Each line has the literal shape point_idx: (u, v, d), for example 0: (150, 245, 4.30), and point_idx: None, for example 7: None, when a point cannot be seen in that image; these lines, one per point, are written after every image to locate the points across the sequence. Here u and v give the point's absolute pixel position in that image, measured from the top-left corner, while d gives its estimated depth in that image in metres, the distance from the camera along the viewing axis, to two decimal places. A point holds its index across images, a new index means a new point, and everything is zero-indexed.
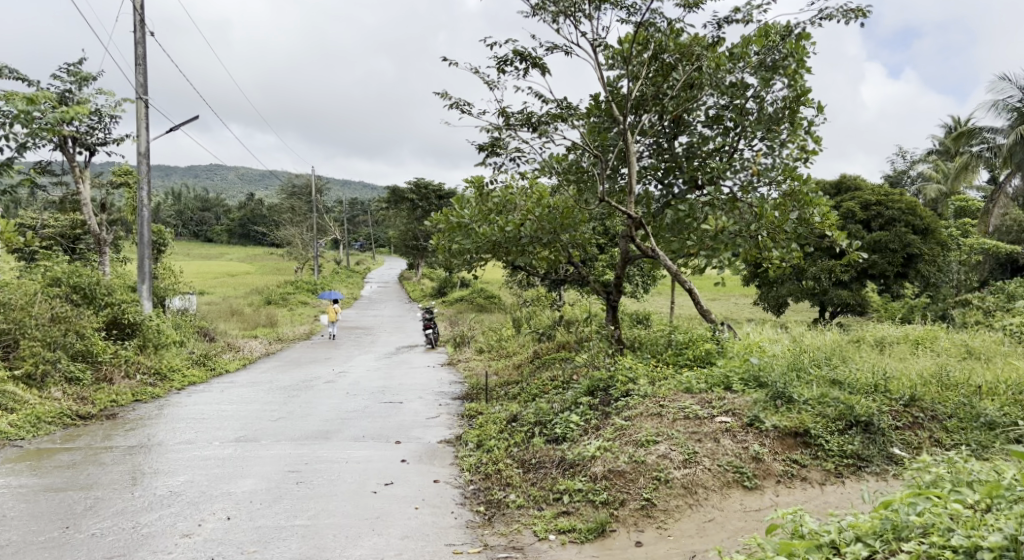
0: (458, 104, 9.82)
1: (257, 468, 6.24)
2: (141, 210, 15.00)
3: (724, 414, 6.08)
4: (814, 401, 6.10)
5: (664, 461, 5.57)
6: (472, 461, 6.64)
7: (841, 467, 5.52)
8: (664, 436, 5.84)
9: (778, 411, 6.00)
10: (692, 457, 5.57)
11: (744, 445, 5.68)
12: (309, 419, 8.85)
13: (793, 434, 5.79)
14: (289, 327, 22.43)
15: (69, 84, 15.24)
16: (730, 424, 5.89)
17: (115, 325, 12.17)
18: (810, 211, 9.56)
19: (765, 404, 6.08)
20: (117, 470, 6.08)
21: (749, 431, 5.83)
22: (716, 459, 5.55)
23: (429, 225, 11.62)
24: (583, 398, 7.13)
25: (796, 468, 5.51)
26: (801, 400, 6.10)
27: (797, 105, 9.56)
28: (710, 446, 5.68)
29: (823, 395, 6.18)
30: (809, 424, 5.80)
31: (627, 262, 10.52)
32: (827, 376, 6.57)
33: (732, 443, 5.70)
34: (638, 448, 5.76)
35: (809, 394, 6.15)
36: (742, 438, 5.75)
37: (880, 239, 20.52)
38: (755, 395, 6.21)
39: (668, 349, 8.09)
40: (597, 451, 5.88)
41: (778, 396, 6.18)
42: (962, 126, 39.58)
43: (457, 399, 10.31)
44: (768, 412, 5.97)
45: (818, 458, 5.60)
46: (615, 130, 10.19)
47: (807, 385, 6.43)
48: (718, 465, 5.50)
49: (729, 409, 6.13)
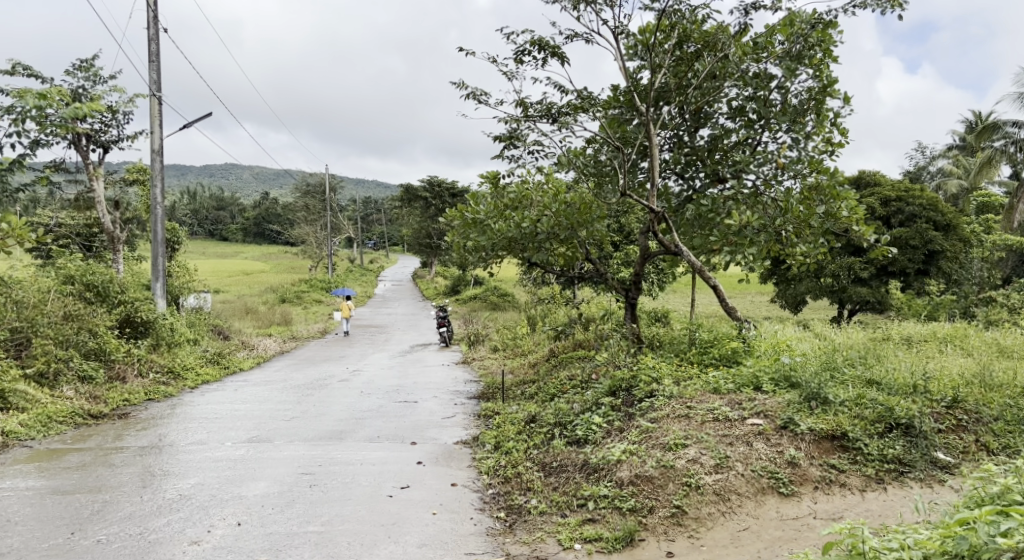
0: (475, 94, 9.59)
1: (270, 470, 6.07)
2: (156, 208, 14.89)
3: (755, 416, 5.83)
4: (851, 402, 5.84)
5: (694, 466, 5.33)
6: (491, 463, 6.43)
7: (882, 472, 5.26)
8: (693, 439, 5.60)
9: (812, 412, 5.74)
10: (724, 462, 5.33)
11: (778, 449, 5.43)
12: (323, 418, 8.67)
13: (830, 438, 5.53)
14: (302, 325, 22.29)
15: (82, 81, 15.18)
16: (762, 427, 5.64)
17: (129, 324, 12.06)
18: (837, 206, 9.27)
19: (798, 406, 5.83)
20: (127, 471, 5.93)
21: (783, 435, 5.58)
22: (750, 465, 5.31)
23: (444, 221, 11.41)
24: (605, 399, 6.90)
25: (834, 473, 5.26)
26: (837, 401, 5.84)
27: (824, 96, 9.30)
28: (743, 451, 5.43)
29: (860, 396, 5.91)
30: (846, 426, 5.54)
31: (647, 258, 10.26)
32: (862, 376, 6.30)
33: (766, 447, 5.46)
34: (666, 452, 5.52)
35: (846, 395, 5.89)
36: (776, 442, 5.51)
37: (900, 235, 20.17)
38: (788, 397, 5.96)
39: (691, 348, 7.84)
40: (622, 455, 5.65)
41: (812, 397, 5.91)
42: (983, 120, 38.91)
43: (472, 399, 10.11)
44: (803, 415, 5.71)
45: (857, 463, 5.35)
46: (635, 122, 9.94)
47: (842, 385, 6.16)
48: (752, 471, 5.26)
49: (760, 411, 5.88)
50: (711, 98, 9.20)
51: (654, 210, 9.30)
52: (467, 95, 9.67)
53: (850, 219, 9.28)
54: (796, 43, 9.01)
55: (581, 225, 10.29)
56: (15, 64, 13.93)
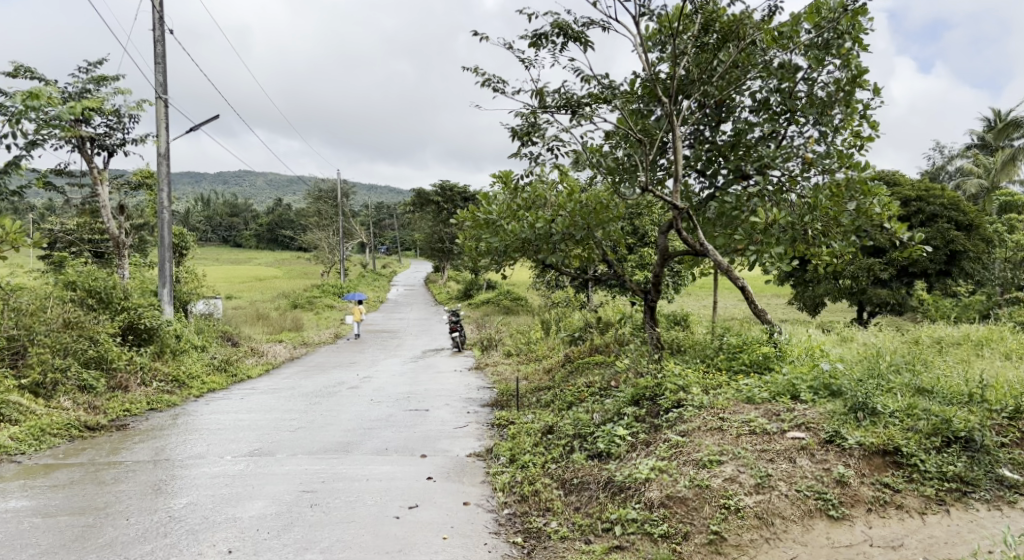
0: (493, 80, 9.01)
1: (269, 488, 5.67)
2: (162, 212, 14.58)
3: (796, 429, 5.38)
4: (902, 413, 5.37)
5: (732, 485, 4.89)
6: (505, 479, 6.01)
7: (943, 492, 4.78)
8: (729, 454, 5.15)
9: (859, 425, 5.28)
10: (765, 482, 4.88)
11: (825, 466, 4.98)
12: (331, 429, 8.28)
13: (881, 453, 5.06)
14: (314, 331, 21.97)
15: (88, 83, 14.91)
16: (806, 441, 5.18)
17: (132, 331, 11.72)
18: (869, 202, 8.78)
19: (843, 417, 5.36)
20: (117, 490, 5.56)
21: (829, 450, 5.13)
22: (794, 484, 4.86)
23: (456, 222, 11.01)
24: (628, 409, 6.47)
25: (889, 494, 4.79)
26: (887, 413, 5.37)
27: (853, 87, 8.83)
28: (786, 469, 4.98)
29: (912, 406, 5.44)
30: (900, 440, 5.06)
31: (667, 259, 9.78)
32: (911, 384, 5.82)
33: (812, 464, 5.01)
34: (700, 469, 5.08)
35: (896, 405, 5.42)
36: (822, 458, 5.05)
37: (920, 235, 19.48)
38: (831, 407, 5.51)
39: (718, 353, 7.39)
40: (651, 473, 5.20)
41: (858, 408, 5.45)
42: (1002, 119, 38.11)
43: (485, 407, 9.70)
44: (850, 427, 5.25)
45: (914, 482, 4.87)
46: (655, 115, 9.49)
47: (890, 394, 5.69)
48: (797, 492, 4.80)
49: (801, 423, 5.42)
50: (736, 89, 8.73)
51: (677, 208, 8.81)
52: (482, 82, 9.15)
53: (882, 215, 8.79)
54: (825, 31, 8.52)
55: (597, 225, 9.89)
56: (19, 66, 13.66)
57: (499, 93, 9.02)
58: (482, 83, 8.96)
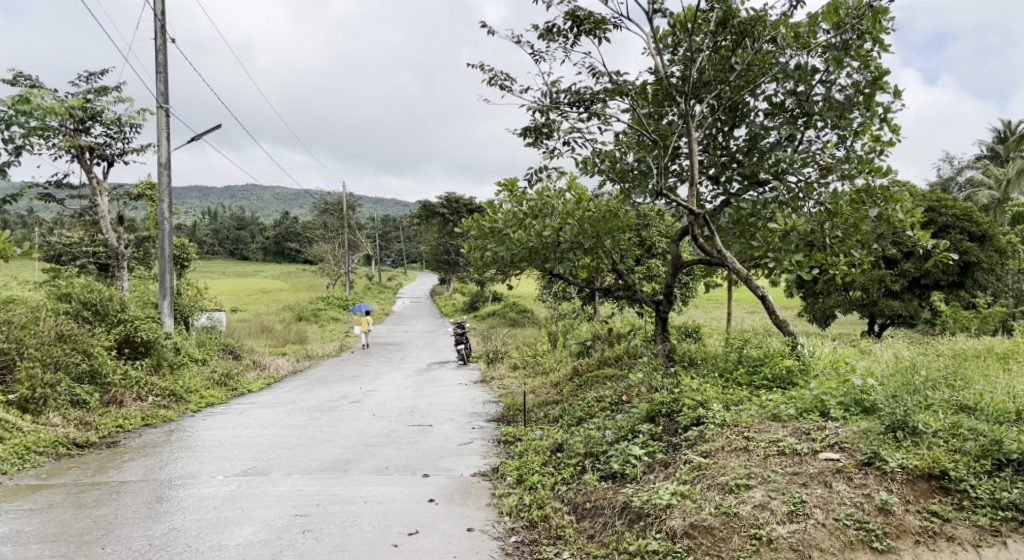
0: (499, 79, 8.79)
1: (261, 512, 5.33)
2: (163, 223, 14.26)
3: (828, 450, 5.02)
4: (946, 433, 4.98)
5: (762, 514, 4.51)
6: (513, 503, 5.65)
7: (998, 522, 4.38)
8: (758, 479, 4.79)
9: (899, 445, 4.89)
10: (799, 509, 4.50)
11: (865, 492, 4.59)
12: (330, 445, 7.94)
13: (926, 478, 4.68)
14: (319, 343, 21.67)
15: (89, 93, 14.68)
16: (842, 464, 4.81)
17: (127, 343, 11.38)
18: (891, 208, 8.43)
19: (881, 437, 4.98)
20: (94, 515, 5.23)
21: (868, 473, 4.74)
22: (831, 512, 4.47)
23: (460, 231, 10.71)
24: (643, 426, 6.13)
25: (938, 524, 4.40)
26: (930, 432, 4.97)
27: (874, 90, 8.52)
28: (821, 494, 4.60)
29: (956, 425, 5.05)
30: (946, 463, 4.67)
31: (679, 269, 9.38)
32: (952, 401, 5.43)
33: (850, 489, 4.63)
34: (726, 495, 4.70)
35: (939, 424, 5.03)
36: (860, 482, 4.67)
37: None
38: (867, 425, 5.13)
39: (738, 366, 7.03)
40: (672, 499, 4.82)
41: (897, 427, 5.06)
42: (1013, 130, 37.56)
43: (491, 422, 9.35)
44: (890, 448, 4.86)
45: (965, 510, 4.47)
46: (669, 118, 9.17)
47: (931, 411, 5.30)
48: (836, 521, 4.42)
49: (834, 443, 5.07)
50: (752, 89, 8.42)
51: (692, 213, 8.43)
52: (489, 81, 8.89)
53: (906, 222, 8.44)
54: (844, 31, 8.21)
55: (606, 233, 9.55)
56: (17, 74, 13.45)
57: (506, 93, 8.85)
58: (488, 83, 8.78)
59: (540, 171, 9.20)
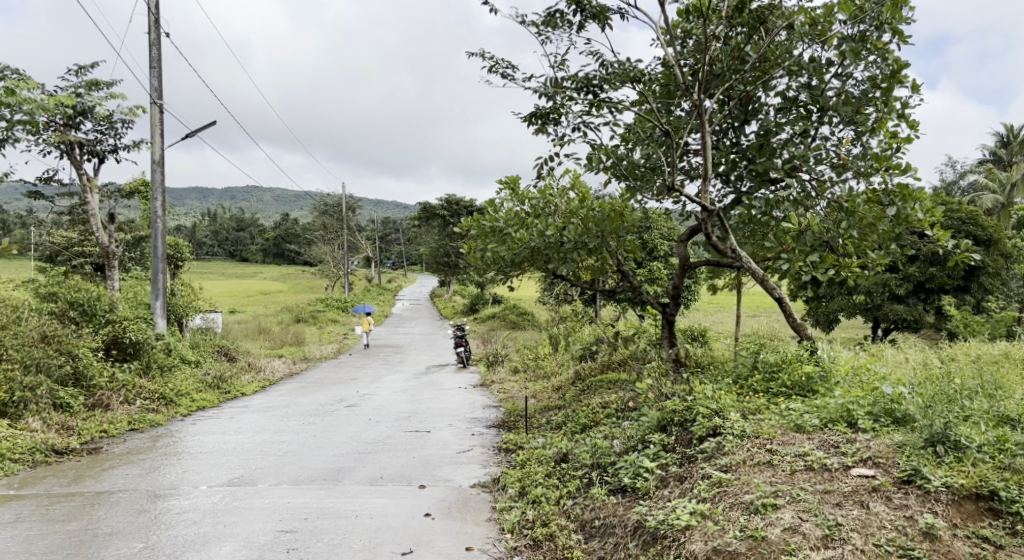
0: (501, 65, 8.38)
1: (245, 527, 4.99)
2: (156, 221, 13.86)
3: (861, 465, 4.68)
4: (992, 448, 4.57)
5: (793, 537, 4.14)
6: (518, 520, 5.30)
7: None
8: (786, 498, 4.43)
9: (940, 462, 4.50)
10: (833, 533, 4.12)
11: (906, 514, 4.19)
12: (323, 453, 7.59)
13: (974, 498, 4.25)
14: (316, 346, 21.26)
15: (79, 87, 14.34)
16: (878, 482, 4.45)
17: (115, 345, 11.01)
18: (910, 207, 8.09)
19: (920, 452, 4.60)
20: (61, 531, 4.91)
21: (909, 493, 4.35)
22: (870, 537, 4.08)
23: (460, 231, 10.37)
24: (654, 435, 5.81)
25: (990, 550, 3.95)
26: (974, 447, 4.56)
27: (892, 84, 8.17)
28: (859, 516, 4.22)
29: (1001, 439, 4.65)
30: (996, 482, 4.26)
31: (686, 270, 8.98)
32: (993, 413, 5.04)
33: (889, 510, 4.24)
34: (752, 515, 4.35)
35: (984, 439, 4.62)
36: (900, 502, 4.28)
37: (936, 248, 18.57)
38: (903, 440, 4.76)
39: (753, 372, 6.69)
40: (692, 519, 4.46)
41: (939, 441, 4.66)
42: (1015, 134, 37.30)
43: (491, 427, 9.01)
44: (931, 465, 4.47)
45: (1019, 535, 4.02)
46: (677, 112, 8.81)
47: (972, 423, 4.90)
48: (875, 546, 4.02)
49: (867, 458, 4.72)
50: (766, 79, 8.08)
51: (705, 208, 8.06)
52: (490, 67, 8.46)
53: (926, 221, 8.09)
54: (860, 22, 7.92)
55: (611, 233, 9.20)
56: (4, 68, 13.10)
57: (508, 79, 8.43)
58: (490, 68, 8.35)
59: (548, 161, 8.63)
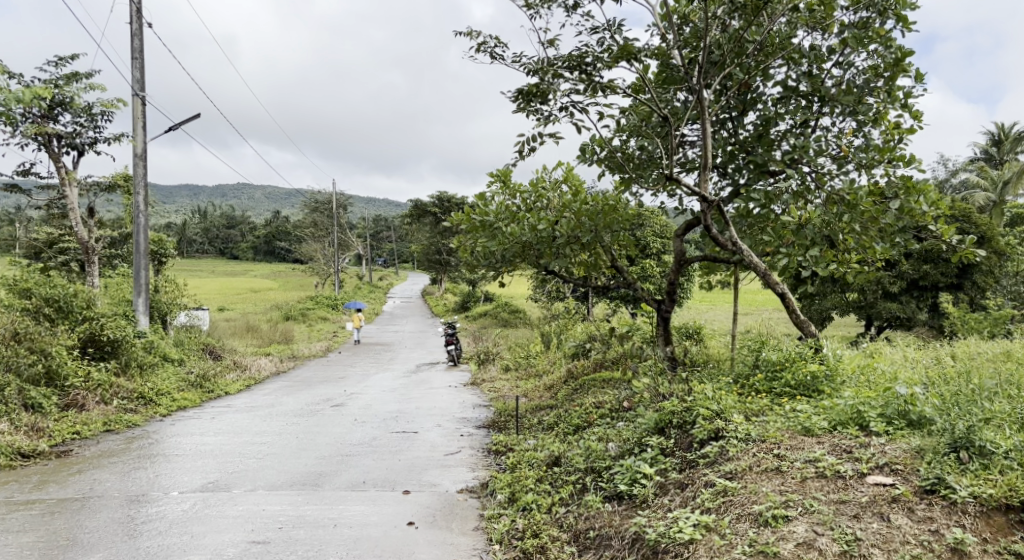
0: (489, 42, 8.04)
1: (212, 538, 4.70)
2: (139, 217, 13.46)
3: (877, 472, 4.40)
4: (1019, 454, 4.27)
5: (807, 553, 3.87)
6: (509, 530, 5.01)
7: None
8: (797, 509, 4.16)
9: (964, 469, 4.20)
10: (851, 548, 3.85)
11: (929, 527, 3.92)
12: (305, 455, 7.27)
13: (1003, 509, 3.96)
14: (304, 343, 20.83)
15: (57, 78, 13.93)
16: (899, 491, 4.17)
17: (92, 343, 10.62)
18: (914, 201, 7.84)
19: (941, 459, 4.31)
20: (15, 544, 4.57)
21: (932, 504, 4.07)
22: (892, 553, 3.80)
23: (449, 226, 10.02)
24: (652, 438, 5.52)
25: None
26: (1002, 454, 4.25)
27: (895, 72, 7.88)
28: (879, 530, 3.94)
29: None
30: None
31: (683, 265, 8.66)
32: (1014, 415, 4.75)
33: (912, 523, 3.96)
34: (761, 529, 4.08)
35: (1011, 443, 4.32)
36: (923, 514, 4.00)
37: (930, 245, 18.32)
38: (922, 444, 4.47)
39: (754, 371, 6.42)
40: (696, 533, 4.18)
41: (963, 446, 4.35)
42: (1007, 133, 37.18)
43: (480, 428, 8.69)
44: (955, 473, 4.18)
45: None
46: (674, 102, 8.51)
47: (994, 425, 4.60)
48: None
49: (884, 465, 4.44)
50: (764, 65, 7.81)
51: (705, 198, 7.77)
52: (477, 46, 8.14)
53: (930, 215, 7.84)
54: (863, 8, 7.67)
55: (605, 228, 8.89)
56: None
57: (497, 57, 8.10)
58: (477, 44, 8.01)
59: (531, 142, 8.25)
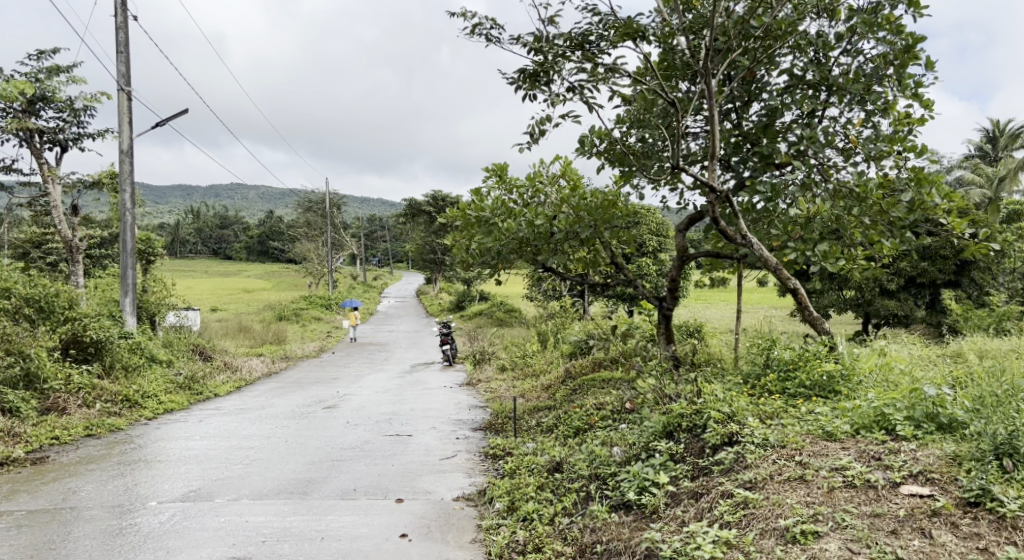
0: (484, 25, 7.62)
1: (187, 555, 4.38)
2: (125, 214, 13.08)
3: (912, 482, 4.11)
4: None
5: None
6: (513, 544, 4.70)
7: None
8: (828, 524, 3.86)
9: (1009, 479, 3.90)
10: None
11: (974, 544, 3.62)
12: (294, 461, 6.94)
13: None
14: (297, 344, 20.44)
15: (38, 72, 13.56)
16: (939, 504, 3.87)
17: (74, 344, 10.28)
18: (926, 192, 7.54)
19: (982, 467, 4.02)
20: None
21: (977, 518, 3.77)
22: None
23: (443, 222, 9.71)
24: (660, 444, 5.22)
25: None
26: None
27: (905, 60, 7.57)
28: (920, 546, 3.65)
29: None
30: None
31: (685, 262, 8.35)
32: None
33: (957, 540, 3.66)
34: (789, 547, 3.77)
35: None
36: (968, 530, 3.70)
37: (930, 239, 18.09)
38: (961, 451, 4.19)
39: (766, 370, 6.14)
40: (716, 550, 3.88)
41: (1006, 453, 4.06)
42: (1002, 129, 37.08)
43: (476, 430, 8.39)
44: (999, 482, 3.88)
45: None
46: (677, 91, 8.19)
47: None
48: None
49: (918, 474, 4.16)
50: (771, 49, 7.53)
51: (715, 190, 7.45)
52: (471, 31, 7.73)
53: (943, 207, 7.55)
54: None
55: (605, 223, 8.58)
56: None
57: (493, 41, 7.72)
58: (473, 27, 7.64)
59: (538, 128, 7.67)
